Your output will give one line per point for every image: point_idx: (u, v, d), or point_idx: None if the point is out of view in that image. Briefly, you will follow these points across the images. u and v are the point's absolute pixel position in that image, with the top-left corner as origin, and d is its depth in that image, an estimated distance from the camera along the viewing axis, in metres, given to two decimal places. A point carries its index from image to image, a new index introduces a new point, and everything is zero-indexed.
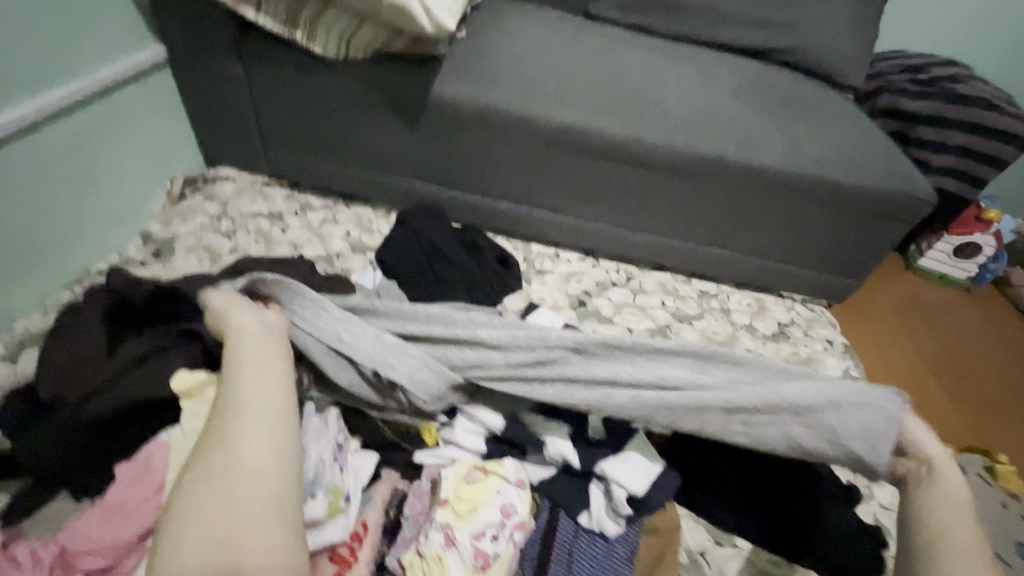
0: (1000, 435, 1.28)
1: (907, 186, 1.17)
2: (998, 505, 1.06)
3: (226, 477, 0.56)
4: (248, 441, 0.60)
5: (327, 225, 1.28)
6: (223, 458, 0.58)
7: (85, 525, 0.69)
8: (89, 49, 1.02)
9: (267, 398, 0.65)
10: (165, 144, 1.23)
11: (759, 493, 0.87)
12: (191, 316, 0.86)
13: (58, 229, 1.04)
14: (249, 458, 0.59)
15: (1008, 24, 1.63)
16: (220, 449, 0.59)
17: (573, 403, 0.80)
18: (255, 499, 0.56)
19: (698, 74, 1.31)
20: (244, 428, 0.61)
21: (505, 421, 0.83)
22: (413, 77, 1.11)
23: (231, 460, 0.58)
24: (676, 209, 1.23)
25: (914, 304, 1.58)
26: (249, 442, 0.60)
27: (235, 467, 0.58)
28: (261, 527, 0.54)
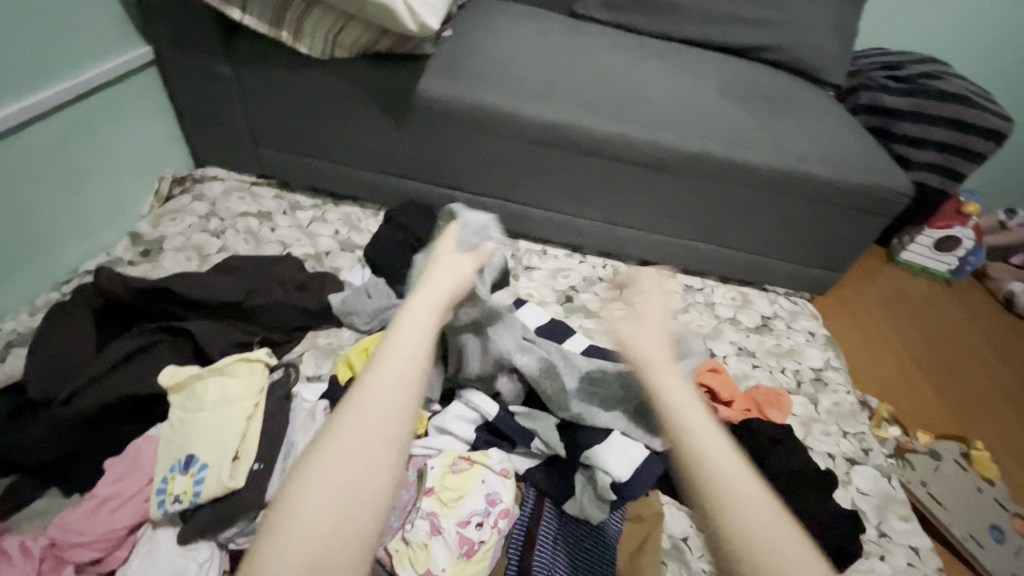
0: (978, 423, 1.31)
1: (885, 179, 1.20)
2: (974, 490, 1.08)
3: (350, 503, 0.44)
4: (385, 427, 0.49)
5: (316, 224, 1.29)
6: (350, 431, 0.48)
7: (73, 519, 0.69)
8: (75, 49, 1.02)
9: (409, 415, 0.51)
10: (152, 144, 1.24)
11: None
12: (183, 315, 0.93)
13: (46, 229, 1.04)
14: (375, 447, 0.48)
15: (983, 23, 1.67)
16: (357, 412, 0.49)
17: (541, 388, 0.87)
18: (353, 510, 0.45)
19: (681, 72, 1.33)
20: (384, 408, 0.50)
21: (496, 410, 0.87)
22: (400, 76, 1.12)
23: (360, 439, 0.48)
24: (660, 204, 1.25)
25: (896, 296, 1.61)
26: (381, 427, 0.49)
27: (362, 451, 0.47)
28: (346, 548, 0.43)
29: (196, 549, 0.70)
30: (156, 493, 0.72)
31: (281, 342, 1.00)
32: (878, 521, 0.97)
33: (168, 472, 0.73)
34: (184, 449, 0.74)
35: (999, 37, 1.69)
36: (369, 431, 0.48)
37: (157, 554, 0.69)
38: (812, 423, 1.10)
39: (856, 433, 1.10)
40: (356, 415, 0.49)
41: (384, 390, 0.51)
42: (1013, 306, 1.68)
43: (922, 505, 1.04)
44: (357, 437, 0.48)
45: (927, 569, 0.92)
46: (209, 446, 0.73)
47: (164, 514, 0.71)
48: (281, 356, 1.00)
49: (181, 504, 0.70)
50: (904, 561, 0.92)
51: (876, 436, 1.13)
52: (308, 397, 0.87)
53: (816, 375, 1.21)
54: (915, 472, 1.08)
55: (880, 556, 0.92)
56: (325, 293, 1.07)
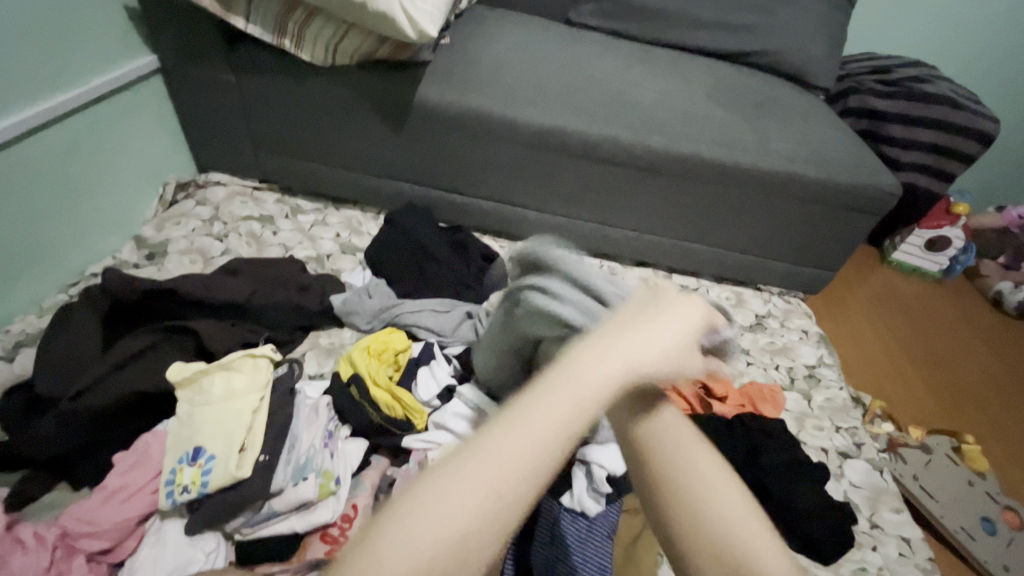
0: (970, 419, 1.33)
1: (873, 179, 1.22)
2: (965, 482, 1.10)
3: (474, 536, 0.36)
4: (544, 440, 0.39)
5: (318, 228, 1.32)
6: (481, 473, 0.37)
7: (84, 509, 0.71)
8: (83, 57, 1.05)
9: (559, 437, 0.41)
10: (157, 150, 1.27)
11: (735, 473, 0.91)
12: (188, 314, 0.95)
13: (54, 233, 1.07)
14: (500, 503, 0.36)
15: (969, 28, 1.71)
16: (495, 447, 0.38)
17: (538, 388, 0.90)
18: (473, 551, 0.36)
19: (673, 77, 1.36)
20: (527, 454, 0.38)
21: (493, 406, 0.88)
22: (398, 82, 1.15)
23: (493, 484, 0.36)
24: (655, 206, 1.27)
25: (889, 295, 1.63)
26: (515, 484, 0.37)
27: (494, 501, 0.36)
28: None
29: (202, 540, 0.72)
30: (164, 484, 0.74)
31: (284, 342, 1.02)
32: (870, 513, 0.98)
33: (176, 463, 0.75)
34: (191, 442, 0.76)
35: (985, 42, 1.73)
36: (504, 483, 0.37)
37: (165, 544, 0.71)
38: (805, 418, 1.12)
39: (848, 429, 1.12)
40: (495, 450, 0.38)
41: (555, 403, 0.40)
42: (1004, 304, 1.70)
43: (915, 499, 1.05)
44: (494, 483, 0.36)
45: (918, 559, 0.93)
46: (216, 438, 0.75)
47: (172, 504, 0.73)
48: (283, 355, 1.02)
49: (189, 493, 0.72)
50: (895, 551, 0.94)
51: (868, 431, 1.14)
52: (310, 394, 0.89)
53: (809, 372, 1.23)
54: (907, 466, 1.10)
55: (872, 547, 0.94)
56: (327, 294, 1.09)
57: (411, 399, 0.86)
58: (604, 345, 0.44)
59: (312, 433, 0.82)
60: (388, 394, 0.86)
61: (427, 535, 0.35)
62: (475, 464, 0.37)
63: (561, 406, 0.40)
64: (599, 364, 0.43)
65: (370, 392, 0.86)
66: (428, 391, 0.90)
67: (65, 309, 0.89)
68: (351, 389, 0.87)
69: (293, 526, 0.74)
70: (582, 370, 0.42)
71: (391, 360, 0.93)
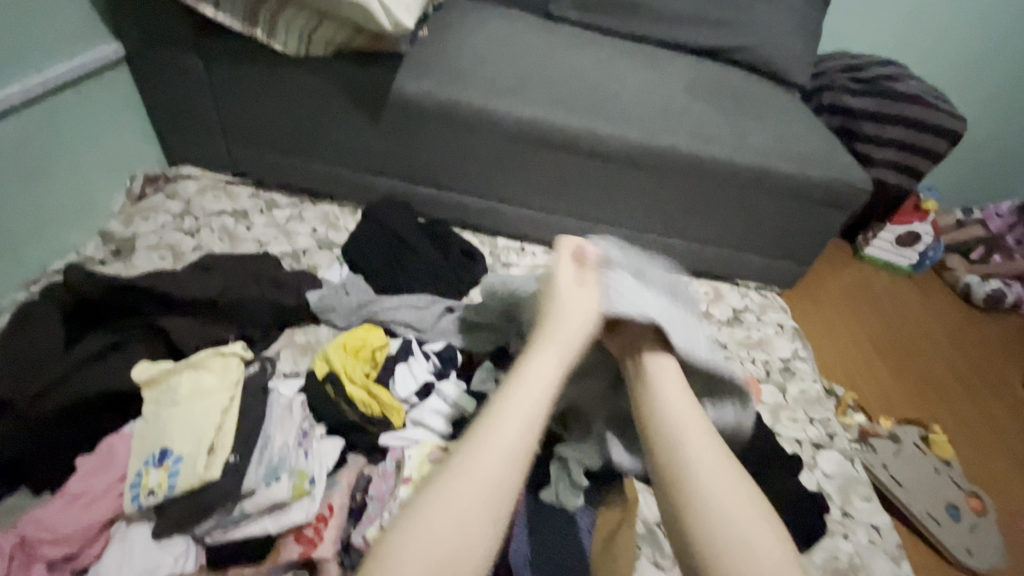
0: (938, 409, 1.37)
1: (846, 175, 1.25)
2: (932, 469, 1.14)
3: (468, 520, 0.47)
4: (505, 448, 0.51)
5: (293, 222, 1.29)
6: (470, 472, 0.50)
7: (44, 514, 0.69)
8: (43, 44, 1.01)
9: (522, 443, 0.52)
10: (124, 142, 1.22)
11: None
12: (155, 312, 0.92)
13: (15, 227, 1.02)
14: (487, 491, 0.49)
15: (939, 28, 1.75)
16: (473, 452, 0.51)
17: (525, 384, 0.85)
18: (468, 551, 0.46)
19: (652, 72, 1.37)
20: (498, 454, 0.51)
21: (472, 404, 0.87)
22: (375, 73, 1.13)
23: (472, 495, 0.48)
24: (634, 200, 1.28)
25: (862, 289, 1.67)
26: (492, 469, 0.50)
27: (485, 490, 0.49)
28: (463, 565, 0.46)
29: (171, 544, 0.71)
30: (130, 487, 0.71)
31: (257, 339, 0.99)
32: (842, 502, 1.01)
33: (142, 466, 0.73)
34: (158, 443, 0.74)
35: (955, 41, 1.77)
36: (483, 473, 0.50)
37: (131, 549, 0.69)
38: (780, 410, 1.14)
39: (822, 420, 1.15)
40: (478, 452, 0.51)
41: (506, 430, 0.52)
42: (972, 297, 1.76)
43: (885, 487, 1.09)
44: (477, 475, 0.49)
45: (887, 545, 0.96)
46: (184, 439, 0.73)
47: (138, 508, 0.71)
48: (257, 353, 0.99)
49: (156, 497, 0.70)
50: (865, 539, 0.96)
51: (840, 422, 1.17)
52: (284, 393, 0.87)
53: (785, 364, 1.25)
54: (876, 455, 1.13)
55: (844, 535, 0.96)
56: (302, 290, 1.06)
57: (387, 397, 0.86)
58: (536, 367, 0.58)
59: (285, 432, 0.80)
60: (364, 393, 0.86)
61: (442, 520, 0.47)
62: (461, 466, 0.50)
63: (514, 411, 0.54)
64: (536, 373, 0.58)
65: (347, 391, 0.85)
66: (406, 388, 0.89)
67: (24, 307, 0.86)
68: (327, 388, 0.86)
69: (266, 528, 0.72)
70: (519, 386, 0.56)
71: (369, 357, 0.91)
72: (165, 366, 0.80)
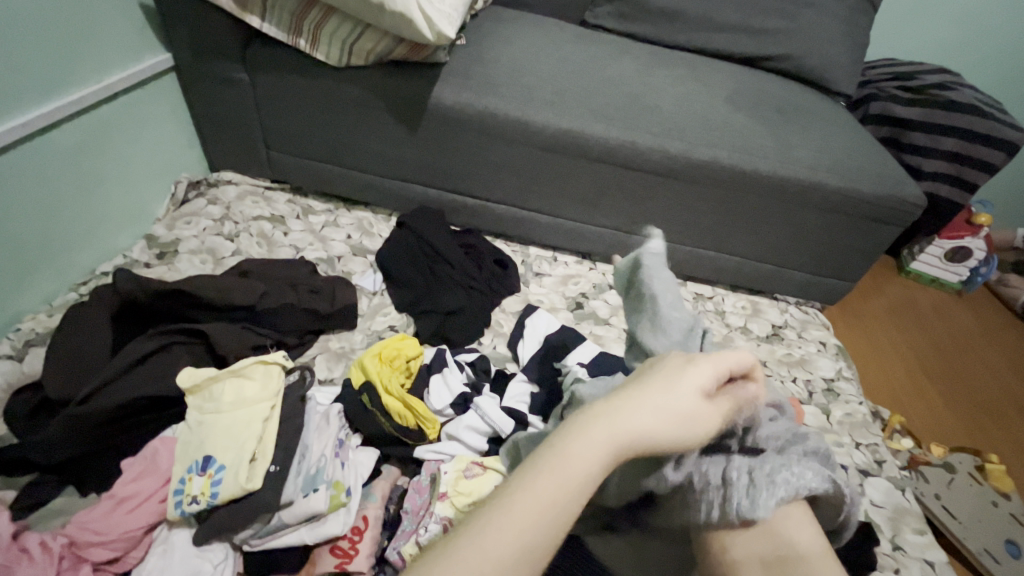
0: (994, 437, 1.29)
1: (897, 189, 1.19)
2: (989, 503, 1.07)
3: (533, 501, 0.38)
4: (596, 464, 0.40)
5: (329, 229, 1.30)
6: (547, 484, 0.39)
7: (91, 517, 0.70)
8: (99, 54, 1.05)
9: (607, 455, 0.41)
10: (169, 148, 1.26)
11: None
12: (196, 315, 0.93)
13: (67, 230, 1.06)
14: (563, 508, 0.39)
15: (997, 34, 1.67)
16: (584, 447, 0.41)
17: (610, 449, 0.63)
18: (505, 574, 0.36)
19: (693, 81, 1.34)
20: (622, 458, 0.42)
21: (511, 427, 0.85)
22: (414, 84, 1.13)
23: (543, 503, 0.38)
24: (671, 212, 1.25)
25: (910, 306, 1.60)
26: (600, 456, 0.41)
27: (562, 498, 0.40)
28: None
29: (211, 550, 0.71)
30: (174, 493, 0.72)
31: (293, 346, 1.00)
32: (892, 534, 0.96)
33: (185, 473, 0.74)
34: (201, 451, 0.75)
35: (1013, 47, 1.68)
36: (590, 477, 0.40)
37: (172, 555, 0.70)
38: (823, 433, 1.09)
39: (868, 445, 1.09)
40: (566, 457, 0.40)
41: (596, 451, 0.41)
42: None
43: (937, 519, 1.03)
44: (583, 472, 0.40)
45: None
46: (226, 447, 0.74)
47: (181, 514, 0.71)
48: (292, 360, 1.00)
49: (198, 505, 0.71)
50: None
51: (888, 447, 1.12)
52: (322, 401, 0.88)
53: (827, 384, 1.20)
54: (928, 484, 1.07)
55: (895, 571, 0.91)
56: (337, 297, 1.07)
57: (425, 409, 0.85)
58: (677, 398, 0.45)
59: (322, 443, 0.80)
60: (400, 403, 0.85)
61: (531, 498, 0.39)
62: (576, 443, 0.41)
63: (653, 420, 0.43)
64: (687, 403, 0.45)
65: (382, 400, 0.84)
66: (442, 400, 0.89)
67: (75, 309, 0.88)
68: (363, 396, 0.86)
69: (303, 538, 0.73)
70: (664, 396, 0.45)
71: (403, 366, 0.91)
72: (210, 372, 0.81)
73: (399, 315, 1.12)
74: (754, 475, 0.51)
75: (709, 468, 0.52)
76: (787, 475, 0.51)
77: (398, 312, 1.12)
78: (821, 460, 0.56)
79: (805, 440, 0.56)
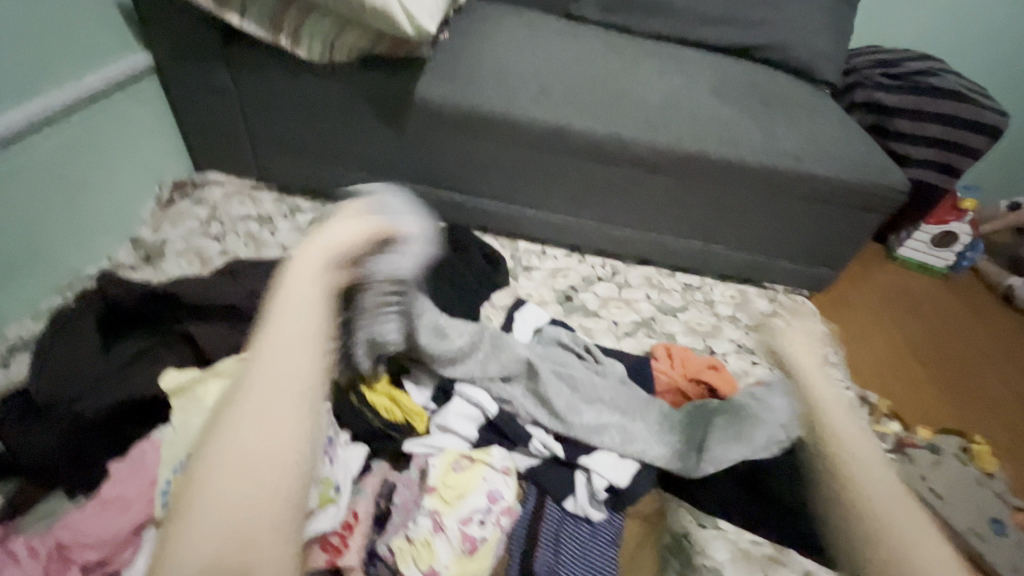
0: (981, 420, 1.31)
1: (880, 175, 1.20)
2: (975, 483, 1.09)
3: (260, 408, 0.56)
4: (274, 404, 0.56)
5: (317, 227, 1.30)
6: (258, 416, 0.55)
7: (78, 520, 0.70)
8: (77, 55, 1.03)
9: (295, 378, 0.58)
10: (153, 149, 1.25)
11: (759, 486, 0.87)
12: (182, 317, 0.93)
13: (51, 234, 1.05)
14: (289, 413, 0.56)
15: (980, 20, 1.68)
16: (249, 438, 0.54)
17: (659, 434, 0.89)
18: (269, 479, 0.52)
19: (679, 72, 1.34)
20: (284, 407, 0.56)
21: (498, 408, 0.89)
22: (398, 79, 1.13)
23: (251, 450, 0.53)
24: (658, 203, 1.26)
25: (897, 292, 1.62)
26: (292, 402, 0.57)
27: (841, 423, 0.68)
28: (265, 489, 0.52)
29: None
30: (160, 494, 0.74)
31: None
32: None
33: (170, 475, 0.75)
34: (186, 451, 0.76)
35: (994, 32, 1.69)
36: (256, 437, 0.54)
37: None
38: None
39: None
40: (269, 390, 0.57)
41: (272, 384, 0.57)
42: (1014, 301, 1.67)
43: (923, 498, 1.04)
44: (240, 462, 0.53)
45: None
46: None
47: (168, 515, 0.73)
48: None
49: None
50: None
51: (875, 432, 1.14)
52: None
53: None
54: (915, 466, 1.09)
55: None
56: None
57: (409, 402, 0.87)
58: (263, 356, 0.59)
59: None
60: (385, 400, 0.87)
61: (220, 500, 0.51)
62: (230, 447, 0.54)
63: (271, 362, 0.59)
64: (287, 336, 0.59)
65: (367, 398, 0.87)
66: (424, 396, 0.91)
67: (61, 313, 0.88)
68: (351, 396, 0.87)
69: None
70: (285, 359, 0.58)
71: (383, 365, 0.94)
72: (191, 374, 0.83)
73: None
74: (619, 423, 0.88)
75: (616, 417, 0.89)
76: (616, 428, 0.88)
77: None
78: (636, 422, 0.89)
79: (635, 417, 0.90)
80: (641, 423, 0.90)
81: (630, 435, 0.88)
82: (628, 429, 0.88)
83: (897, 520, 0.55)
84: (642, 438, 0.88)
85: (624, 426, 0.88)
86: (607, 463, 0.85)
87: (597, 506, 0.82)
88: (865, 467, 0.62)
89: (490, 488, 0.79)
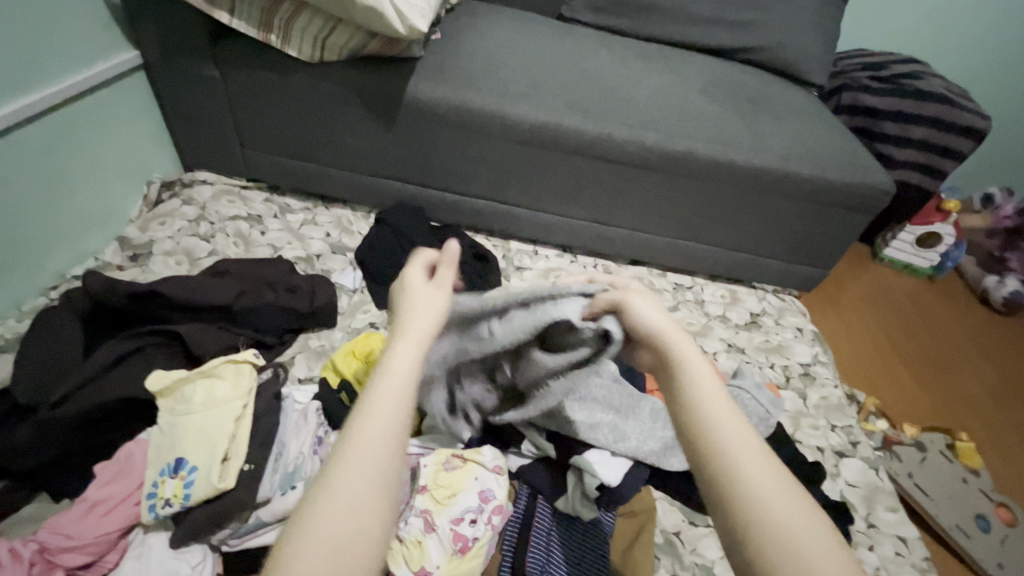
0: (965, 418, 1.33)
1: (867, 176, 1.22)
2: (959, 479, 1.10)
3: (375, 430, 0.45)
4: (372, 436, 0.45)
5: (307, 227, 1.29)
6: (362, 444, 0.44)
7: (65, 521, 0.69)
8: (63, 51, 1.02)
9: (394, 411, 0.46)
10: (140, 148, 1.23)
11: None
12: (170, 317, 0.92)
13: (36, 233, 1.04)
14: (385, 439, 0.45)
15: (963, 24, 1.71)
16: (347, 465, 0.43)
17: (656, 433, 0.83)
18: (363, 526, 0.41)
19: (669, 73, 1.35)
20: (383, 443, 0.44)
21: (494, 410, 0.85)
22: (389, 78, 1.12)
23: (352, 478, 0.42)
24: (649, 202, 1.26)
25: (884, 292, 1.64)
26: (390, 436, 0.45)
27: (716, 423, 0.47)
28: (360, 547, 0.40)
29: (188, 551, 0.70)
30: (147, 497, 0.72)
31: (272, 346, 1.00)
32: (866, 512, 0.99)
33: (159, 476, 0.73)
34: (174, 453, 0.74)
35: (977, 36, 1.72)
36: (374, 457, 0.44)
37: (149, 557, 0.69)
38: (800, 417, 1.12)
39: (843, 427, 1.12)
40: (370, 411, 0.46)
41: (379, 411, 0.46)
42: (988, 300, 1.70)
43: (907, 495, 1.06)
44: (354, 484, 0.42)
45: (914, 558, 0.94)
46: (197, 449, 0.73)
47: (155, 518, 0.71)
48: (272, 359, 0.99)
49: (171, 507, 0.70)
50: (891, 551, 0.94)
51: (862, 429, 1.15)
52: (299, 398, 0.88)
53: (804, 370, 1.23)
54: (901, 463, 1.10)
55: (868, 547, 0.94)
56: (316, 296, 1.06)
57: None
58: (400, 350, 0.51)
59: (300, 441, 0.81)
60: None
61: (331, 529, 0.40)
62: (333, 460, 0.43)
63: (403, 358, 0.50)
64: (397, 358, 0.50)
65: (358, 396, 0.85)
66: None
67: (44, 313, 0.86)
68: (342, 395, 0.86)
69: None
70: (405, 376, 0.49)
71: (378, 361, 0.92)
72: (179, 374, 0.79)
73: (380, 312, 1.12)
74: (615, 422, 0.82)
75: (613, 415, 0.83)
76: (613, 426, 0.82)
77: (379, 309, 1.12)
78: (633, 419, 0.84)
79: (632, 413, 0.84)
80: (637, 420, 0.84)
81: (626, 434, 0.82)
82: (623, 427, 0.82)
83: (796, 527, 0.41)
84: (638, 437, 0.83)
85: (621, 425, 0.82)
86: (598, 459, 0.80)
87: (588, 506, 0.80)
88: (736, 465, 0.45)
89: (481, 487, 0.77)
